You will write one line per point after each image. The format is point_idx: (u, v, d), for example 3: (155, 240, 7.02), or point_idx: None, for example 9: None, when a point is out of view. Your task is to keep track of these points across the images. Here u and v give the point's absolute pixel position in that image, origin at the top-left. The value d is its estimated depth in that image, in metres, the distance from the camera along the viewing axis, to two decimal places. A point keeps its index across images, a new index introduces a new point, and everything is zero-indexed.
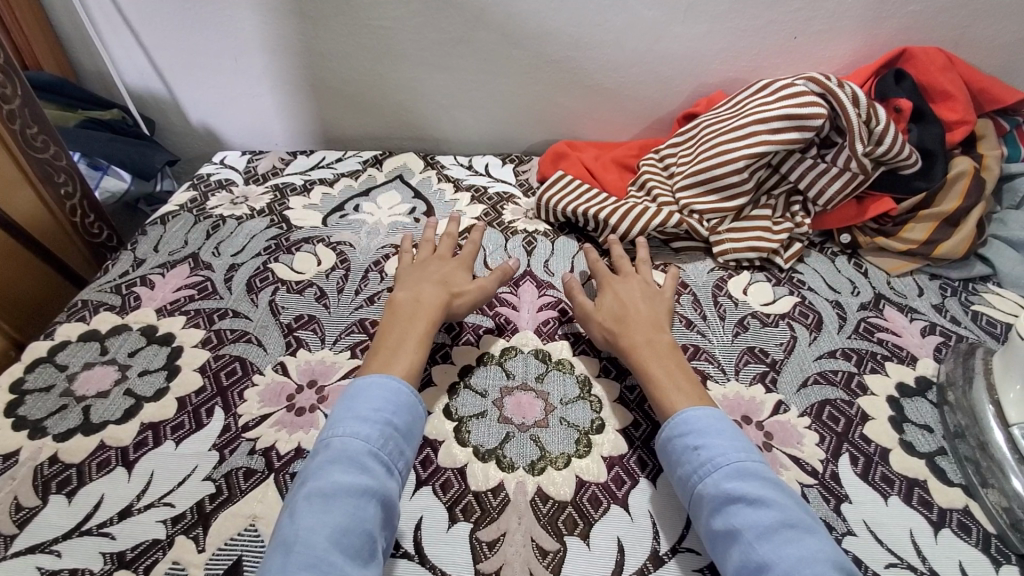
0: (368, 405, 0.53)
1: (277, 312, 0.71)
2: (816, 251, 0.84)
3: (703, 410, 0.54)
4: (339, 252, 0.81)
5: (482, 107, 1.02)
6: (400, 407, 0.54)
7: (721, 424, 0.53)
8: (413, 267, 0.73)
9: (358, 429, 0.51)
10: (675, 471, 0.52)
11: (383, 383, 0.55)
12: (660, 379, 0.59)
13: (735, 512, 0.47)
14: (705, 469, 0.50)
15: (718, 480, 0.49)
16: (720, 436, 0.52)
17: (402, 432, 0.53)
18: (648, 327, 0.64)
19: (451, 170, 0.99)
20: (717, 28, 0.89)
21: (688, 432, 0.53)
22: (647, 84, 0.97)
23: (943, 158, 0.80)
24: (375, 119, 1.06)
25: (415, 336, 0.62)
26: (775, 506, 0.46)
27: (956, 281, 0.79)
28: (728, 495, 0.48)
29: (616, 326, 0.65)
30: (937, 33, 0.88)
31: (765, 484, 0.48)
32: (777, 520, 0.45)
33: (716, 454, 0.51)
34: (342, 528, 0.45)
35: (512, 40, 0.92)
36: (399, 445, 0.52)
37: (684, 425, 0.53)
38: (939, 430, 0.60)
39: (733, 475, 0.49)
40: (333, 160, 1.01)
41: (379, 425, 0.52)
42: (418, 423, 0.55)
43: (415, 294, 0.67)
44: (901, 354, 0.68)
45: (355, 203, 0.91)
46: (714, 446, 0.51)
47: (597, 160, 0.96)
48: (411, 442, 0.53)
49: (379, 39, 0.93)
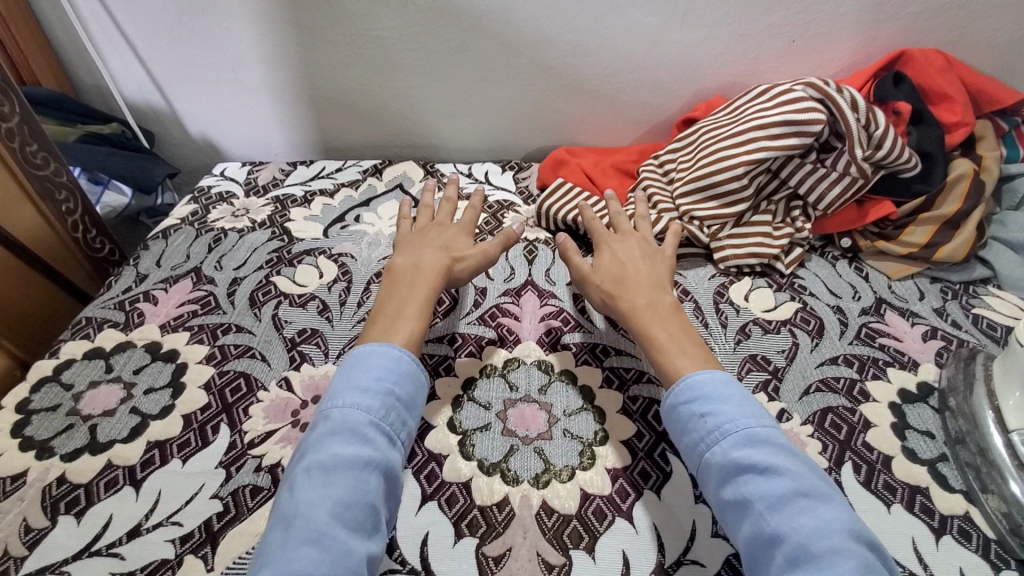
0: (368, 375, 0.54)
1: (280, 326, 0.71)
2: (817, 255, 0.84)
3: (710, 376, 0.55)
4: (340, 263, 0.81)
5: (480, 115, 1.02)
6: (402, 376, 0.56)
7: (729, 389, 0.54)
8: (414, 233, 0.75)
9: (358, 400, 0.52)
10: (685, 439, 0.53)
11: (384, 352, 0.57)
12: (661, 342, 0.60)
13: (745, 481, 0.48)
14: (713, 437, 0.51)
15: (727, 448, 0.50)
16: (727, 404, 0.52)
17: (404, 401, 0.54)
18: (647, 287, 0.66)
19: (451, 178, 0.99)
20: (715, 32, 0.89)
21: (693, 400, 0.54)
22: (645, 90, 0.97)
23: (942, 160, 0.81)
24: (373, 128, 1.05)
25: (416, 302, 0.64)
26: (788, 474, 0.47)
27: (958, 284, 0.79)
28: (739, 463, 0.48)
29: (617, 292, 0.66)
30: (935, 35, 0.88)
31: (776, 451, 0.49)
32: (790, 489, 0.46)
33: (725, 421, 0.51)
34: (347, 500, 0.46)
35: (509, 48, 0.93)
36: (399, 415, 0.53)
37: (690, 391, 0.55)
38: (940, 436, 0.60)
39: (741, 443, 0.50)
40: (333, 170, 1.01)
41: (381, 396, 0.53)
42: (418, 393, 0.57)
43: (414, 260, 0.69)
44: (902, 359, 0.68)
45: (355, 213, 0.92)
46: (722, 413, 0.52)
47: (596, 166, 0.96)
48: (412, 413, 0.55)
49: (375, 48, 0.94)
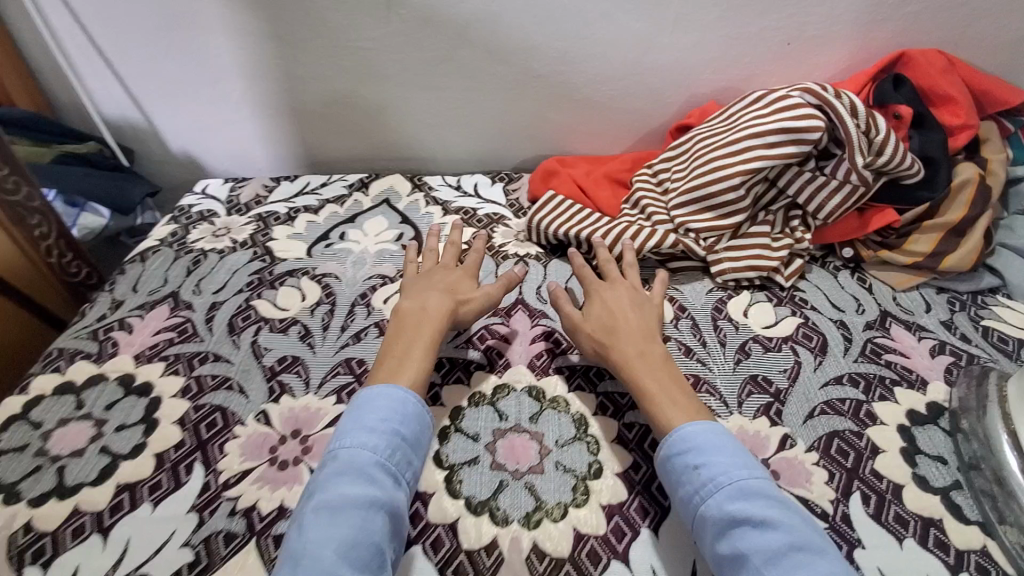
0: (375, 415, 0.53)
1: (259, 354, 0.68)
2: (818, 265, 0.80)
3: (701, 426, 0.53)
4: (324, 284, 0.78)
5: (468, 126, 0.99)
6: (408, 417, 0.54)
7: (721, 439, 0.52)
8: (418, 275, 0.72)
9: (365, 439, 0.51)
10: (676, 492, 0.51)
11: (389, 392, 0.55)
12: (654, 394, 0.57)
13: (740, 534, 0.46)
14: (706, 491, 0.49)
15: (721, 501, 0.48)
16: (719, 455, 0.50)
17: (409, 441, 0.53)
18: (635, 336, 0.63)
19: (439, 191, 0.96)
20: (708, 37, 0.86)
21: (685, 452, 0.52)
22: (638, 97, 0.94)
23: (946, 165, 0.77)
24: (359, 141, 1.02)
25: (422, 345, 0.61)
26: (783, 527, 0.45)
27: (965, 294, 0.76)
28: (732, 518, 0.46)
29: (605, 338, 0.63)
30: (936, 35, 0.86)
31: (769, 504, 0.47)
32: (784, 544, 0.44)
33: (717, 473, 0.49)
34: (352, 538, 0.45)
35: (496, 57, 0.90)
36: (406, 455, 0.52)
37: (683, 442, 0.52)
38: (953, 461, 0.57)
39: (736, 496, 0.48)
40: (318, 185, 0.98)
41: (387, 435, 0.52)
42: (425, 433, 0.55)
43: (420, 304, 0.66)
44: (910, 378, 0.65)
45: (340, 230, 0.88)
46: (714, 465, 0.50)
47: (588, 175, 0.93)
48: (418, 451, 0.54)
49: (358, 60, 0.91)
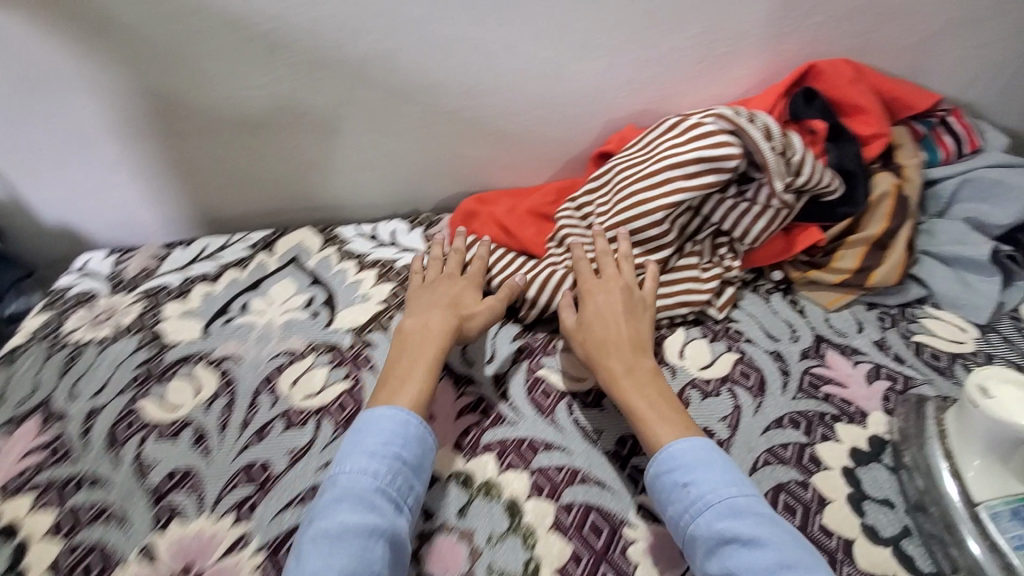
0: (376, 439, 0.54)
1: (145, 471, 0.59)
2: (750, 290, 0.78)
3: (690, 441, 0.54)
4: (223, 371, 0.70)
5: (378, 168, 0.92)
6: (410, 440, 0.55)
7: (713, 455, 0.53)
8: (424, 288, 0.73)
9: (366, 465, 0.52)
10: (668, 509, 0.52)
11: (392, 415, 0.56)
12: (644, 414, 0.58)
13: (729, 552, 0.47)
14: (697, 507, 0.50)
15: (711, 519, 0.49)
16: (708, 471, 0.52)
17: (411, 466, 0.54)
18: (631, 350, 0.63)
19: (353, 243, 0.88)
20: (618, 60, 0.82)
21: (675, 468, 0.53)
22: (554, 126, 0.89)
23: (863, 178, 0.76)
24: (261, 194, 0.93)
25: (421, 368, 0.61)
26: (771, 545, 0.46)
27: (894, 308, 0.75)
28: (722, 535, 0.48)
29: (597, 348, 0.64)
30: (843, 43, 0.85)
31: (760, 522, 0.48)
32: (773, 562, 0.46)
33: (707, 490, 0.51)
34: (350, 570, 0.46)
35: (399, 96, 0.83)
36: (408, 478, 0.53)
37: (671, 460, 0.53)
38: (900, 504, 0.55)
39: (724, 514, 0.49)
40: (216, 248, 0.89)
41: (388, 460, 0.53)
42: (429, 455, 0.56)
43: (423, 321, 0.67)
44: (850, 411, 0.63)
45: (241, 300, 0.80)
46: (704, 482, 0.51)
47: (510, 213, 0.87)
48: (421, 477, 0.54)
49: (247, 109, 0.82)
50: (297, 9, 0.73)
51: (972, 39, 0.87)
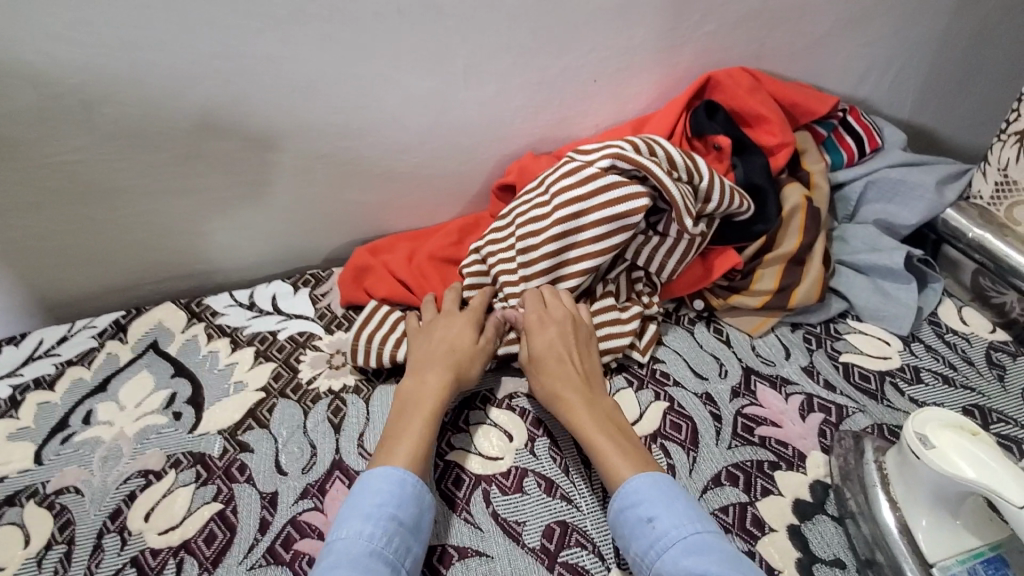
0: (370, 500, 0.49)
1: None
2: (673, 323, 0.72)
3: (653, 477, 0.51)
4: (58, 509, 0.56)
5: (251, 225, 0.79)
6: (406, 498, 0.50)
7: (675, 490, 0.50)
8: (422, 331, 0.66)
9: (362, 528, 0.48)
10: (632, 548, 0.49)
11: (387, 472, 0.51)
12: (603, 448, 0.54)
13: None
14: (661, 544, 0.47)
15: (676, 555, 0.46)
16: (673, 504, 0.49)
17: (408, 528, 0.49)
18: (583, 382, 0.60)
19: (226, 316, 0.76)
20: (507, 86, 0.75)
21: (637, 504, 0.50)
22: (447, 160, 0.80)
23: (773, 192, 0.73)
24: (110, 270, 0.78)
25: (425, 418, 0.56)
26: None
27: (818, 326, 0.71)
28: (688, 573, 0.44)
29: (548, 379, 0.60)
30: (738, 51, 0.81)
31: (724, 556, 0.45)
32: None
33: (670, 527, 0.47)
34: None
35: (262, 144, 0.72)
36: (406, 541, 0.48)
37: (633, 495, 0.50)
38: (851, 562, 0.50)
39: (690, 550, 0.46)
40: (54, 342, 0.73)
41: (384, 520, 0.48)
42: (428, 514, 0.51)
43: (419, 376, 0.60)
44: (787, 454, 0.58)
45: (86, 408, 0.66)
46: (668, 517, 0.48)
47: (408, 263, 0.78)
48: (419, 540, 0.49)
49: (71, 177, 0.68)
50: (110, 57, 0.60)
51: (860, 38, 0.86)
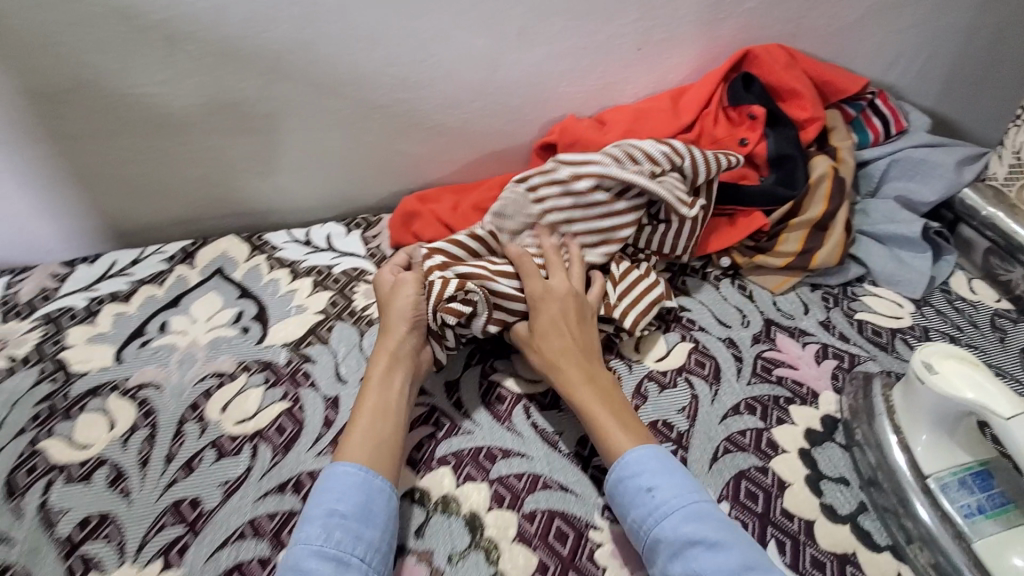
0: (315, 500, 0.50)
1: (52, 522, 0.52)
2: (698, 278, 0.78)
3: (654, 450, 0.53)
4: (140, 400, 0.62)
5: (309, 168, 0.85)
6: (348, 490, 0.50)
7: (673, 463, 0.52)
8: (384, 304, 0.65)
9: (306, 529, 0.48)
10: (631, 513, 0.51)
11: (331, 471, 0.51)
12: (601, 420, 0.55)
13: (695, 555, 0.46)
14: (660, 512, 0.49)
15: (676, 523, 0.48)
16: (673, 475, 0.51)
17: (353, 518, 0.48)
18: (587, 354, 0.60)
19: (284, 250, 0.82)
20: (556, 49, 0.80)
21: (638, 473, 0.51)
22: (495, 118, 0.85)
23: (801, 161, 0.78)
24: (178, 202, 0.84)
25: (365, 417, 0.55)
26: (731, 548, 0.46)
27: (836, 287, 0.77)
28: (688, 540, 0.47)
29: (551, 352, 0.60)
30: (774, 30, 0.86)
31: (719, 524, 0.47)
32: (739, 563, 0.45)
33: (671, 497, 0.49)
34: None
35: (327, 90, 0.77)
36: (352, 530, 0.48)
37: (637, 465, 0.52)
38: (854, 480, 0.56)
39: (689, 518, 0.48)
40: (127, 263, 0.79)
41: (323, 518, 0.48)
42: (377, 500, 0.50)
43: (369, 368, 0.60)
44: (802, 392, 0.63)
45: (160, 320, 0.72)
46: (667, 487, 0.50)
47: (455, 211, 0.84)
48: (371, 525, 0.49)
49: (153, 109, 0.74)
50: None
51: (891, 25, 0.91)
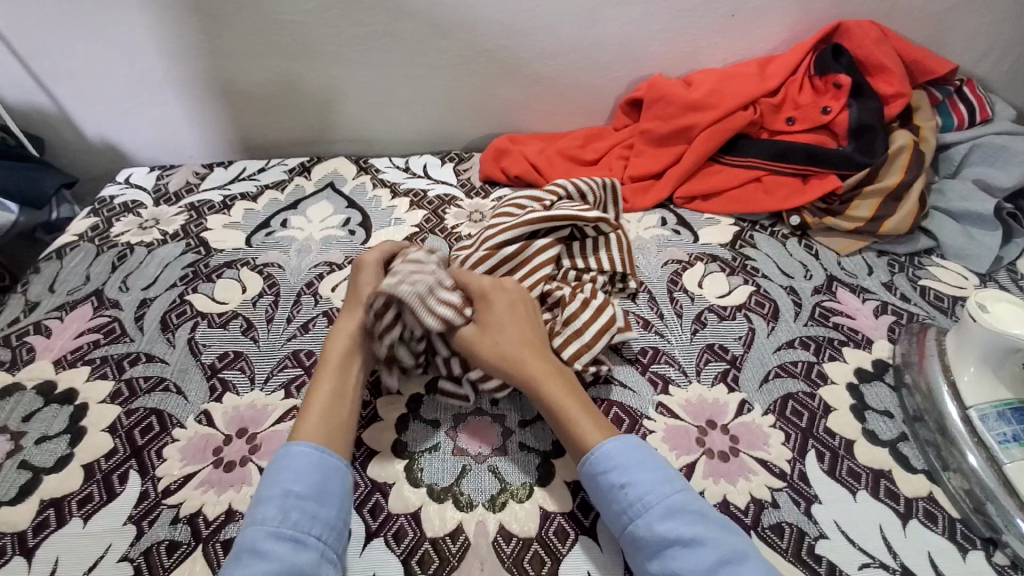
0: (268, 483, 0.46)
1: (197, 352, 0.63)
2: (766, 234, 0.82)
3: (623, 440, 0.49)
4: (266, 275, 0.73)
5: (414, 103, 0.94)
6: (304, 469, 0.47)
7: (643, 452, 0.49)
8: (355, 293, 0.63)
9: (258, 511, 0.44)
10: (605, 507, 0.48)
11: (284, 454, 0.48)
12: (568, 413, 0.52)
13: (673, 556, 0.43)
14: (635, 507, 0.46)
15: (653, 520, 0.45)
16: (644, 467, 0.48)
17: (310, 497, 0.45)
18: (543, 350, 0.57)
19: (386, 173, 0.92)
20: (653, 9, 0.85)
21: (610, 467, 0.48)
22: (587, 71, 0.92)
23: (882, 132, 0.80)
24: (298, 123, 0.96)
25: (320, 401, 0.52)
26: (709, 542, 0.43)
27: (903, 256, 0.79)
28: (663, 538, 0.44)
29: (507, 349, 0.55)
30: (868, 6, 0.88)
31: (694, 518, 0.45)
32: (715, 559, 0.42)
33: (644, 491, 0.46)
34: None
35: (440, 31, 0.85)
36: (308, 510, 0.45)
37: (606, 461, 0.48)
38: (898, 415, 0.59)
39: (663, 515, 0.45)
40: (255, 170, 0.92)
41: (279, 499, 0.45)
42: (332, 480, 0.47)
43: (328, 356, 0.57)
44: (856, 338, 0.67)
45: (282, 217, 0.83)
46: (641, 480, 0.47)
47: (541, 153, 0.91)
48: (328, 505, 0.46)
49: (293, 36, 0.85)
50: None
51: (995, 12, 0.90)
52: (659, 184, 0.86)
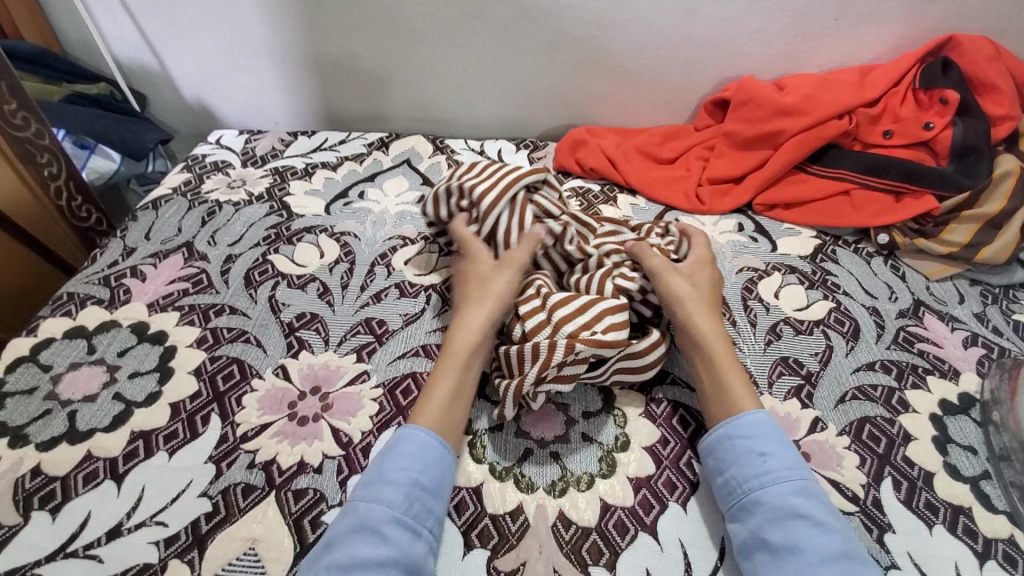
0: (393, 464, 0.48)
1: (277, 309, 0.66)
2: (849, 251, 0.78)
3: (770, 420, 0.52)
4: (342, 242, 0.76)
5: (496, 87, 0.95)
6: (429, 462, 0.49)
7: (783, 435, 0.52)
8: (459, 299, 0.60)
9: (380, 492, 0.47)
10: (731, 470, 0.49)
11: (413, 437, 0.50)
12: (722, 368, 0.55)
13: (795, 528, 0.45)
14: (765, 478, 0.48)
15: (783, 492, 0.47)
16: (786, 448, 0.50)
17: (429, 490, 0.48)
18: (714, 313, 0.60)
19: (461, 154, 0.93)
20: (753, 9, 0.82)
21: (750, 436, 0.50)
22: (674, 67, 0.90)
23: (987, 156, 0.75)
24: (381, 98, 0.98)
25: (443, 393, 0.53)
26: (838, 532, 0.44)
27: (998, 287, 0.74)
28: (791, 511, 0.46)
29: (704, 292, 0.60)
30: (988, 20, 0.82)
31: (828, 508, 0.46)
32: (839, 549, 0.43)
33: (783, 467, 0.48)
34: None
35: (530, 16, 0.85)
36: (427, 503, 0.47)
37: (749, 429, 0.51)
38: (983, 451, 0.56)
39: (797, 492, 0.47)
40: (336, 141, 0.94)
41: (406, 486, 0.47)
42: (448, 477, 0.49)
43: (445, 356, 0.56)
44: (943, 367, 0.63)
45: (359, 188, 0.85)
46: (781, 457, 0.49)
47: (618, 147, 0.90)
48: (441, 499, 0.48)
49: (386, 13, 0.86)
50: None
51: None
52: (739, 189, 0.84)
